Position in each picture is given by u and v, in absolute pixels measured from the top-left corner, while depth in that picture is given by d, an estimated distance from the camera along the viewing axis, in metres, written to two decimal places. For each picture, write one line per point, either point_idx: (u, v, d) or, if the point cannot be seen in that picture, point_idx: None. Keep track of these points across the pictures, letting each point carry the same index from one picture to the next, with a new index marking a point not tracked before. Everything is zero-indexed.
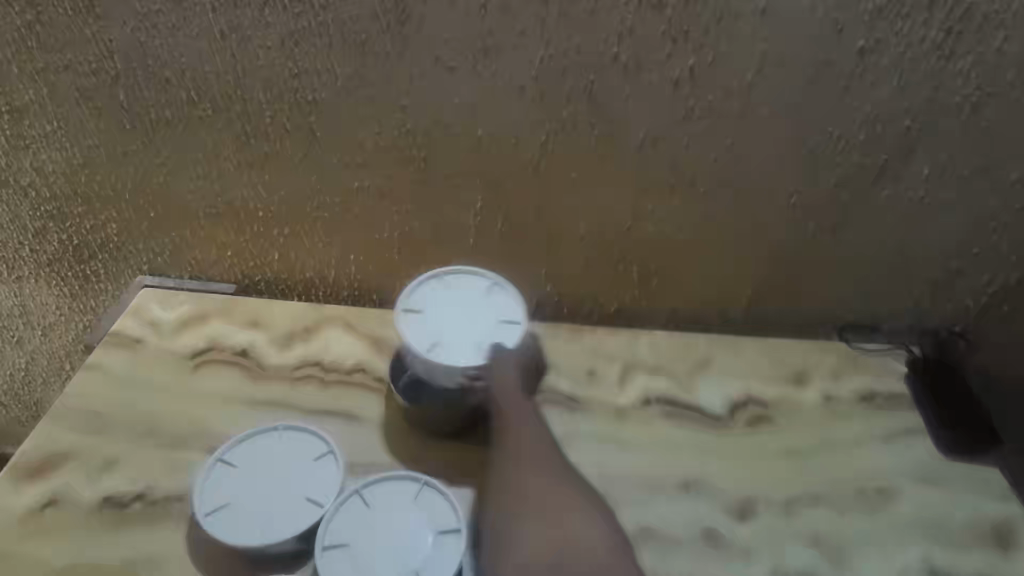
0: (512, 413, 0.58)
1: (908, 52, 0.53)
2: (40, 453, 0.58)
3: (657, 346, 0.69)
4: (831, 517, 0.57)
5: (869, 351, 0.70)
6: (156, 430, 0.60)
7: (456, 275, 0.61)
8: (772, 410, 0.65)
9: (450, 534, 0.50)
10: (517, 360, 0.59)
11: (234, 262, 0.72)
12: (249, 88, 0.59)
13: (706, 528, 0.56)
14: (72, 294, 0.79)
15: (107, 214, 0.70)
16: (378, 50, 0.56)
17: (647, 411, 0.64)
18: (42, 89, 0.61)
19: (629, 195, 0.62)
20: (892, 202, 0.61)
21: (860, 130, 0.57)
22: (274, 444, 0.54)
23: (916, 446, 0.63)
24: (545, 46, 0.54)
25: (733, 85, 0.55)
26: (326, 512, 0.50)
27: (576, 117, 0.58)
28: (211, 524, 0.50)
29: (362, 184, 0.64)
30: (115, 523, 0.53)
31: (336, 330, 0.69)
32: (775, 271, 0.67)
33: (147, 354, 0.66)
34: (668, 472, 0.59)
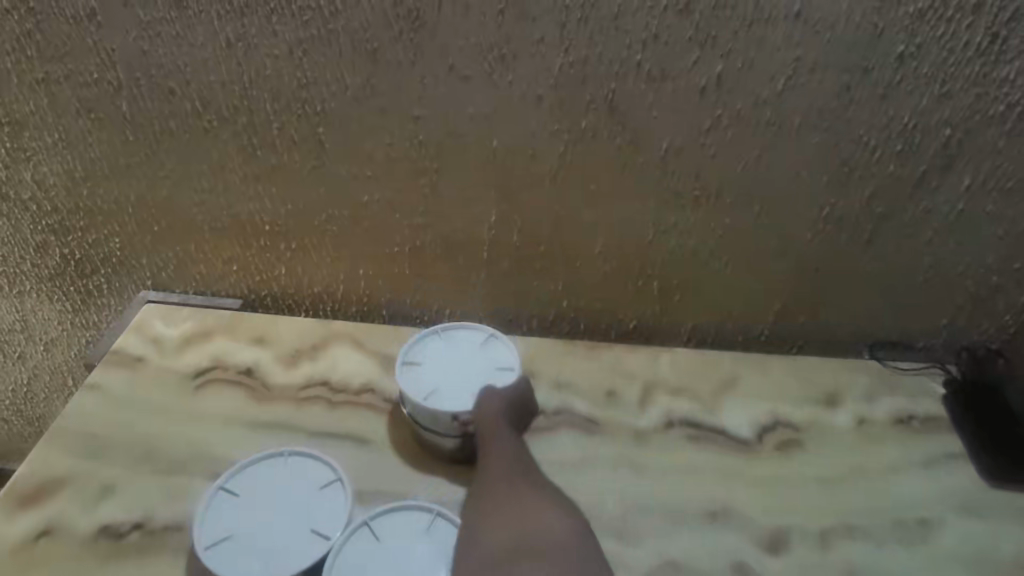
0: (494, 436, 0.54)
1: (950, 58, 0.50)
2: (35, 479, 0.55)
3: (679, 364, 0.66)
4: (868, 550, 0.54)
5: (904, 369, 0.66)
6: (156, 455, 0.57)
7: (453, 328, 0.60)
8: (802, 433, 0.61)
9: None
10: (514, 405, 0.57)
11: (240, 276, 0.70)
12: (255, 98, 0.57)
13: (735, 561, 0.53)
14: (75, 309, 0.78)
15: (109, 228, 0.68)
16: (389, 59, 0.53)
17: (670, 434, 0.61)
18: (42, 100, 0.59)
19: (650, 207, 0.60)
20: (928, 215, 0.58)
21: (897, 140, 0.54)
22: (278, 472, 0.52)
23: (957, 473, 0.59)
24: (565, 53, 0.52)
25: (763, 93, 0.52)
26: (333, 544, 0.47)
27: (597, 127, 0.55)
28: (211, 558, 0.47)
29: (372, 197, 0.62)
30: (112, 555, 0.51)
31: (345, 347, 0.66)
32: (803, 286, 0.64)
33: (148, 373, 0.64)
34: (693, 500, 0.56)
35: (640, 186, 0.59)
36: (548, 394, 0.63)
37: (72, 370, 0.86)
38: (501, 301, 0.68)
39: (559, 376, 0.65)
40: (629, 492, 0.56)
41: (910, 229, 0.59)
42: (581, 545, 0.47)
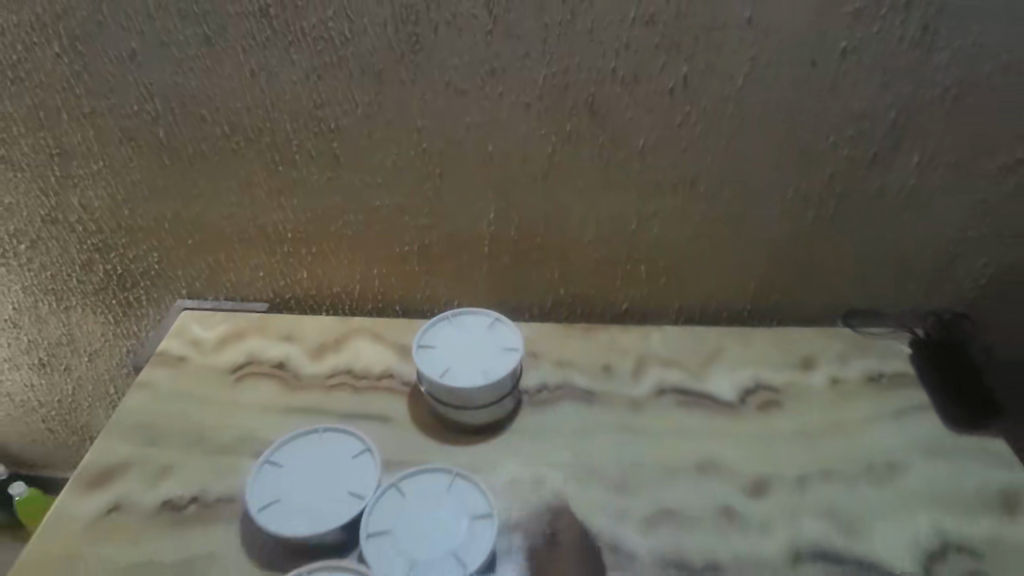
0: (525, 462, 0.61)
1: (888, 50, 0.56)
2: (100, 465, 0.62)
3: (668, 339, 0.73)
4: (843, 492, 0.60)
5: (875, 334, 0.73)
6: (205, 440, 0.64)
7: (463, 314, 0.67)
8: (782, 395, 0.68)
9: (484, 517, 0.54)
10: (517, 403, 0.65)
11: (266, 281, 0.78)
12: (277, 119, 0.64)
13: (723, 506, 0.59)
14: (117, 320, 0.86)
15: (148, 244, 0.76)
16: (393, 79, 0.60)
17: (662, 401, 0.67)
18: (89, 132, 0.67)
19: (633, 198, 0.67)
20: (884, 191, 0.65)
21: (848, 125, 0.61)
22: (315, 445, 0.59)
23: (923, 422, 0.65)
24: (548, 65, 0.59)
25: (725, 90, 0.59)
26: (367, 503, 0.55)
27: (580, 128, 0.62)
28: (264, 518, 0.54)
29: (383, 202, 0.69)
30: (174, 525, 0.58)
31: (365, 339, 0.73)
32: (775, 261, 0.70)
33: (191, 370, 0.71)
34: (685, 457, 0.63)
35: (622, 179, 0.65)
36: (550, 371, 0.70)
37: (114, 378, 0.94)
38: (503, 292, 0.76)
39: (561, 356, 0.71)
40: (625, 452, 0.63)
41: (868, 204, 0.66)
42: None
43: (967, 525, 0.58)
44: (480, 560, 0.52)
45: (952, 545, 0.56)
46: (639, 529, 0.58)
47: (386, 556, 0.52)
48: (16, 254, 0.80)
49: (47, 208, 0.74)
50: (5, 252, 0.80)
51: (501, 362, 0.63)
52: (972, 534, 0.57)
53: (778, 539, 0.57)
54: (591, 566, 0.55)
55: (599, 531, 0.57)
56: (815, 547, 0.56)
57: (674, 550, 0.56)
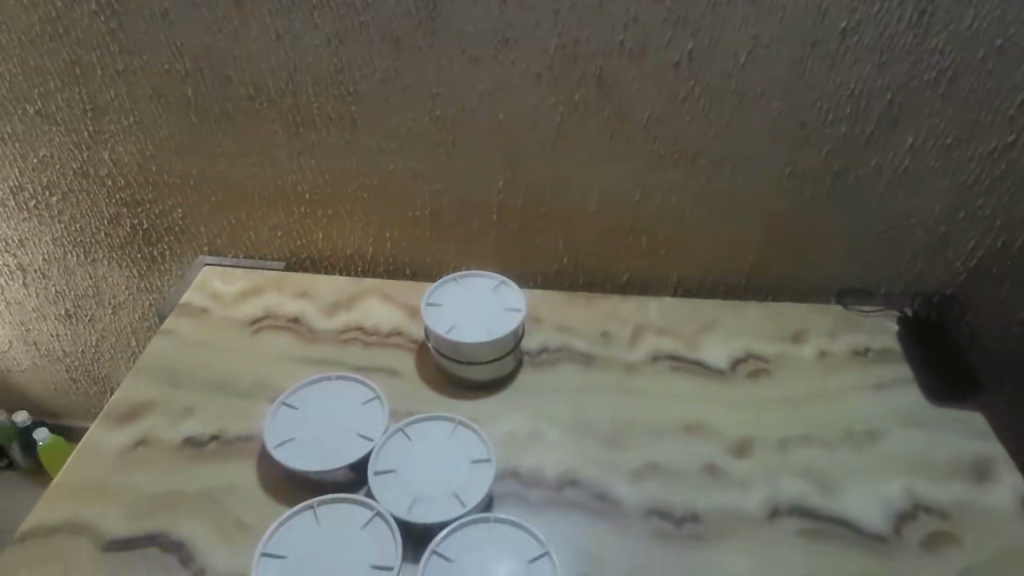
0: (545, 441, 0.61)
1: (887, 31, 0.58)
2: (127, 404, 0.66)
3: (666, 309, 0.76)
4: (824, 455, 0.63)
5: (866, 312, 0.76)
6: (225, 385, 0.68)
7: (471, 276, 0.71)
8: (771, 365, 0.71)
9: (484, 463, 0.58)
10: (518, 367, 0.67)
11: (283, 240, 0.81)
12: (300, 82, 0.67)
13: (709, 462, 0.62)
14: (141, 275, 0.90)
15: (174, 200, 0.80)
16: (411, 45, 0.63)
17: (655, 366, 0.70)
18: (122, 89, 0.70)
19: (637, 170, 0.69)
20: (879, 171, 0.67)
21: (846, 104, 0.63)
22: (328, 391, 0.63)
23: (905, 395, 0.68)
24: (559, 36, 0.61)
25: (728, 66, 0.61)
26: (376, 444, 0.58)
27: (587, 99, 0.65)
28: (280, 454, 0.58)
29: (397, 166, 0.72)
30: (194, 459, 0.62)
31: (375, 299, 0.77)
32: (772, 237, 0.73)
33: (211, 321, 0.75)
34: (675, 417, 0.66)
35: (627, 151, 0.68)
36: (550, 335, 0.73)
37: (136, 331, 0.99)
38: (510, 259, 0.79)
39: (562, 321, 0.74)
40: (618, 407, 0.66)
41: (864, 183, 0.68)
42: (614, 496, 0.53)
43: (938, 489, 0.61)
44: (478, 500, 0.55)
45: (923, 507, 0.60)
46: (627, 480, 0.61)
47: (392, 491, 0.56)
48: (48, 206, 0.84)
49: (79, 161, 0.78)
50: (37, 203, 0.84)
51: (506, 321, 0.67)
52: (941, 497, 0.60)
53: (758, 495, 0.60)
54: (582, 512, 0.59)
55: (590, 481, 0.61)
56: (793, 503, 0.59)
57: (660, 500, 0.60)
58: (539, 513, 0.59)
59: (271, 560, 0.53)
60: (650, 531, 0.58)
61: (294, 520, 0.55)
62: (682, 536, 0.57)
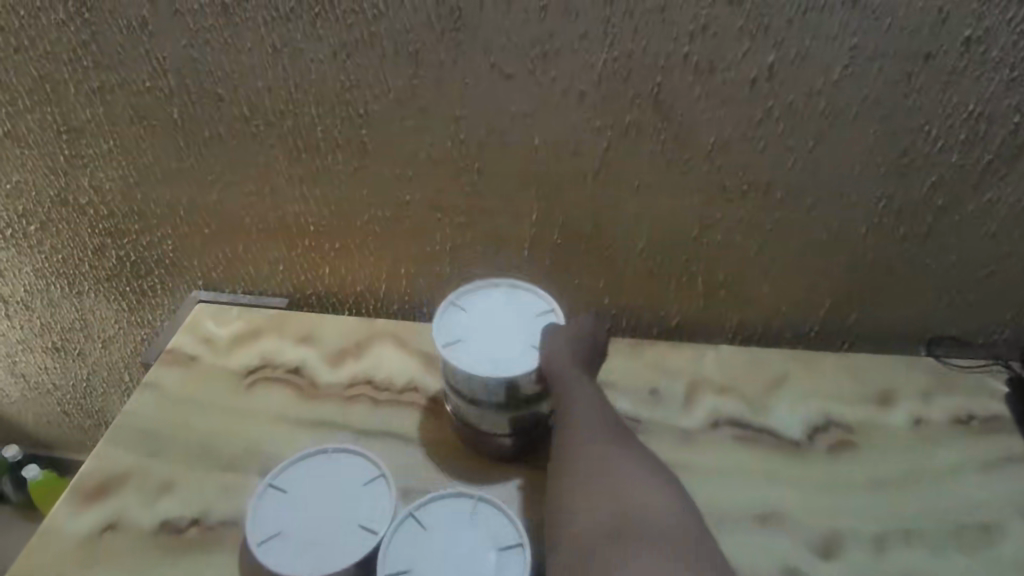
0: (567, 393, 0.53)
1: (1021, 41, 0.47)
2: (97, 475, 0.57)
3: (725, 362, 0.65)
4: (928, 556, 0.52)
5: (964, 367, 0.64)
6: (212, 452, 0.59)
7: (470, 293, 0.57)
8: (856, 435, 0.59)
9: (512, 549, 0.48)
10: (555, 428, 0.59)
11: (285, 275, 0.72)
12: (301, 101, 0.57)
13: (789, 565, 0.51)
14: (131, 309, 0.81)
15: (162, 231, 0.70)
16: (431, 59, 0.53)
17: (716, 434, 0.60)
18: (99, 108, 0.61)
19: (697, 203, 0.58)
20: (993, 207, 0.56)
21: (961, 129, 0.52)
22: (323, 469, 0.53)
23: (1021, 476, 0.57)
24: (609, 48, 0.51)
25: (817, 83, 0.50)
26: (382, 536, 0.48)
27: (641, 121, 0.54)
28: (265, 553, 0.48)
29: (413, 196, 0.62)
30: (171, 549, 0.52)
31: (387, 345, 0.67)
32: (853, 281, 0.62)
33: (200, 371, 0.65)
34: (743, 502, 0.55)
35: (685, 181, 0.57)
36: None
37: (129, 366, 0.90)
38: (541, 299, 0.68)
39: (604, 375, 0.64)
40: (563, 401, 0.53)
41: (973, 220, 0.57)
42: (665, 514, 0.44)
43: None
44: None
45: None
46: None
47: None
48: (26, 235, 0.75)
49: (57, 188, 0.69)
50: (14, 233, 0.75)
51: (510, 343, 0.54)
52: None
53: None
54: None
55: None
56: None
57: None
58: None
59: None
60: None
61: None
62: None
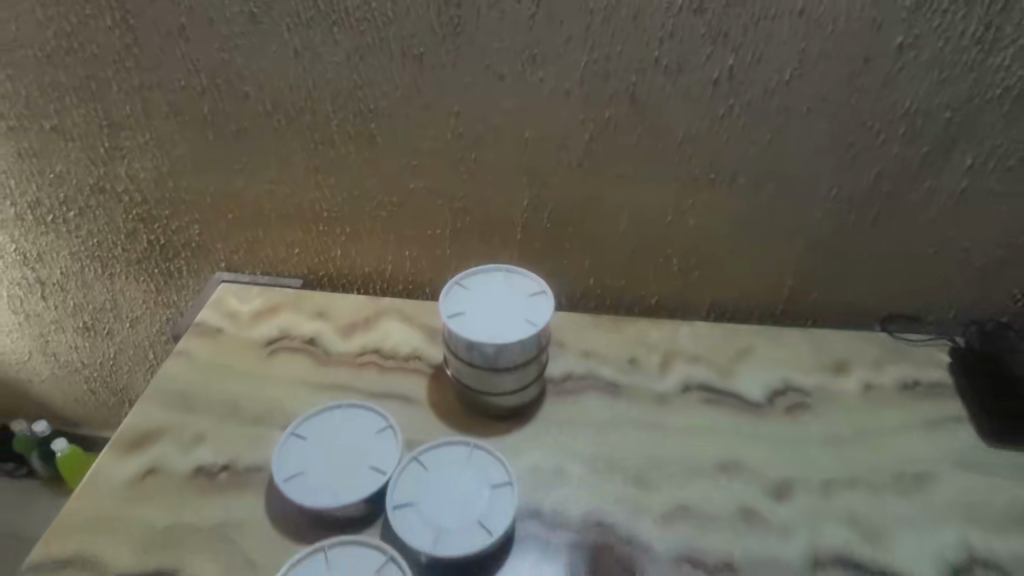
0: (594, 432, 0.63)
1: (947, 46, 0.54)
2: (138, 430, 0.64)
3: (698, 336, 0.72)
4: (870, 500, 0.59)
5: (917, 340, 0.71)
6: (238, 410, 0.66)
7: (473, 276, 0.64)
8: (813, 398, 0.66)
9: (503, 487, 0.55)
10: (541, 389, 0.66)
11: (300, 258, 0.79)
12: (319, 99, 0.65)
13: (746, 506, 0.58)
14: (158, 290, 0.88)
15: (191, 217, 0.78)
16: (433, 61, 0.60)
17: (687, 397, 0.67)
18: (138, 104, 0.68)
19: (670, 191, 0.66)
20: (933, 194, 0.62)
21: (899, 124, 0.59)
22: (338, 421, 0.60)
23: (958, 433, 0.64)
24: (589, 52, 0.58)
25: (772, 83, 0.57)
26: (390, 476, 0.55)
27: (619, 117, 0.61)
28: (290, 489, 0.55)
29: (417, 185, 0.69)
30: (205, 491, 0.60)
31: (393, 320, 0.74)
32: (812, 262, 0.69)
33: (226, 341, 0.73)
34: (710, 455, 0.62)
35: (660, 171, 0.64)
36: (575, 361, 0.69)
37: (153, 345, 0.97)
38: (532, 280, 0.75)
39: (587, 347, 0.71)
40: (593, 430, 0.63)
41: (916, 205, 0.63)
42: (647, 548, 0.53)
43: (994, 540, 0.56)
44: (505, 527, 0.53)
45: (980, 559, 0.55)
46: (657, 525, 0.57)
47: (413, 526, 0.52)
48: (65, 220, 0.82)
49: (96, 177, 0.76)
50: (54, 218, 0.83)
51: (504, 316, 0.61)
52: (999, 549, 0.56)
53: (799, 543, 0.56)
54: (604, 571, 0.54)
55: (618, 523, 0.57)
56: (835, 553, 0.55)
57: (690, 549, 0.56)
58: (561, 556, 0.55)
59: None
60: None
61: (302, 564, 0.51)
62: None
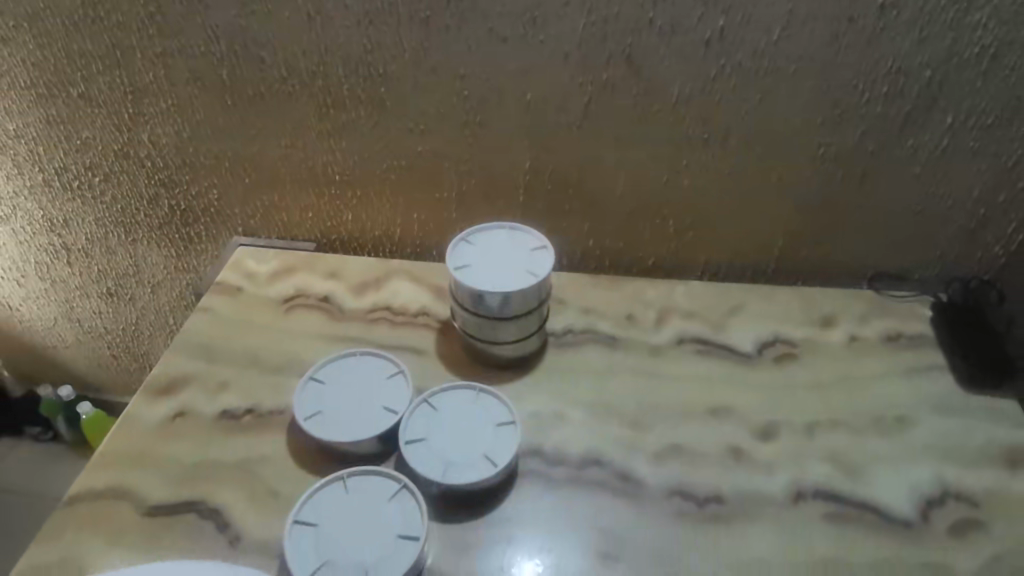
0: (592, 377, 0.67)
1: (927, 6, 0.57)
2: (166, 378, 0.69)
3: (693, 294, 0.75)
4: (851, 441, 0.62)
5: (900, 297, 0.74)
6: (258, 361, 0.70)
7: (479, 232, 0.68)
8: (801, 350, 0.70)
9: (507, 426, 0.59)
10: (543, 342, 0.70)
11: (314, 222, 0.83)
12: (331, 63, 0.68)
13: (734, 446, 0.62)
14: (179, 255, 0.93)
15: (210, 181, 0.82)
16: (440, 25, 0.64)
17: (681, 348, 0.70)
18: (160, 71, 0.72)
19: (665, 152, 0.69)
20: (916, 150, 0.65)
21: (883, 83, 0.61)
22: (353, 366, 0.64)
23: (938, 381, 0.67)
24: (588, 14, 0.61)
25: (761, 44, 0.60)
26: (402, 415, 0.59)
27: (616, 79, 0.64)
28: (310, 426, 0.60)
29: (425, 148, 0.73)
30: (229, 432, 0.64)
31: (403, 280, 0.78)
32: (802, 221, 0.72)
33: (245, 299, 0.77)
34: (702, 401, 0.66)
35: (655, 131, 0.67)
36: (575, 317, 0.73)
37: (173, 310, 1.02)
38: None
39: (587, 304, 0.74)
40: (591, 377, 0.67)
41: (899, 164, 0.66)
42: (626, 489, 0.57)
43: (966, 475, 0.60)
44: (508, 460, 0.57)
45: (952, 493, 0.59)
46: (651, 462, 0.61)
47: (423, 459, 0.57)
48: (90, 186, 0.87)
49: (120, 142, 0.80)
50: (80, 184, 0.87)
51: (506, 268, 0.65)
52: (970, 483, 0.60)
53: (783, 477, 0.60)
54: (600, 503, 0.58)
55: (614, 461, 0.61)
56: (817, 486, 0.59)
57: (680, 483, 0.60)
58: (561, 489, 0.59)
59: (302, 528, 0.53)
60: (672, 512, 0.58)
61: (323, 490, 0.55)
62: (704, 517, 0.57)
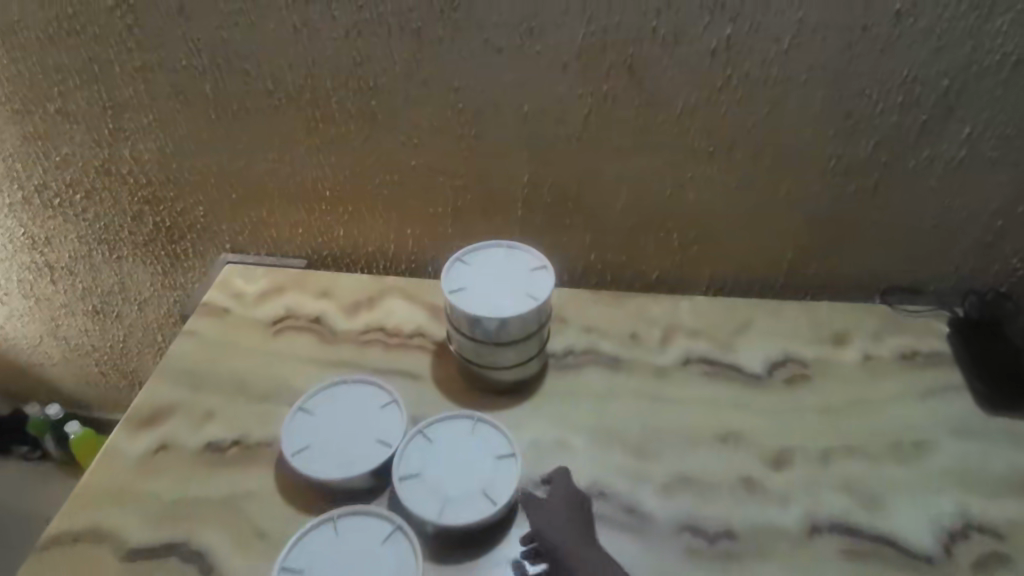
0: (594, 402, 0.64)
1: (946, 13, 0.54)
2: (149, 408, 0.66)
3: (698, 309, 0.72)
4: (867, 468, 0.60)
5: (913, 311, 0.71)
6: (246, 387, 0.67)
7: (475, 251, 0.65)
8: (812, 370, 0.67)
9: (506, 458, 0.56)
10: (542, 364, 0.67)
11: (304, 238, 0.80)
12: (318, 76, 0.65)
13: (745, 476, 0.59)
14: (165, 272, 0.89)
15: (195, 198, 0.79)
16: (432, 36, 0.60)
17: (687, 369, 0.67)
18: (140, 85, 0.69)
19: (670, 164, 0.66)
20: (931, 162, 0.62)
21: (898, 92, 0.58)
22: (344, 395, 0.61)
23: (956, 402, 0.64)
24: (587, 23, 0.58)
25: (769, 54, 0.57)
26: (396, 448, 0.56)
27: (617, 91, 0.61)
28: (298, 461, 0.56)
29: (418, 162, 0.70)
30: (215, 465, 0.61)
31: (397, 298, 0.75)
32: (812, 235, 0.69)
33: (232, 321, 0.74)
34: (710, 426, 0.63)
35: (659, 144, 0.64)
36: (577, 336, 0.70)
37: (161, 327, 0.98)
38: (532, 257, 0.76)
39: (589, 322, 0.71)
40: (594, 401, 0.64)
41: (914, 175, 0.63)
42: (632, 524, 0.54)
43: (989, 505, 0.57)
44: (508, 497, 0.54)
45: (975, 524, 0.56)
46: (658, 494, 0.58)
47: (418, 497, 0.54)
48: (72, 204, 0.83)
49: (101, 159, 0.77)
50: (61, 201, 0.84)
51: (504, 290, 0.62)
52: (993, 514, 0.57)
53: (797, 509, 0.57)
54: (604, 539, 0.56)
55: (619, 492, 0.58)
56: (832, 519, 0.56)
57: (689, 516, 0.57)
58: None
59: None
60: (681, 549, 0.55)
61: (312, 532, 0.52)
62: (715, 554, 0.55)
